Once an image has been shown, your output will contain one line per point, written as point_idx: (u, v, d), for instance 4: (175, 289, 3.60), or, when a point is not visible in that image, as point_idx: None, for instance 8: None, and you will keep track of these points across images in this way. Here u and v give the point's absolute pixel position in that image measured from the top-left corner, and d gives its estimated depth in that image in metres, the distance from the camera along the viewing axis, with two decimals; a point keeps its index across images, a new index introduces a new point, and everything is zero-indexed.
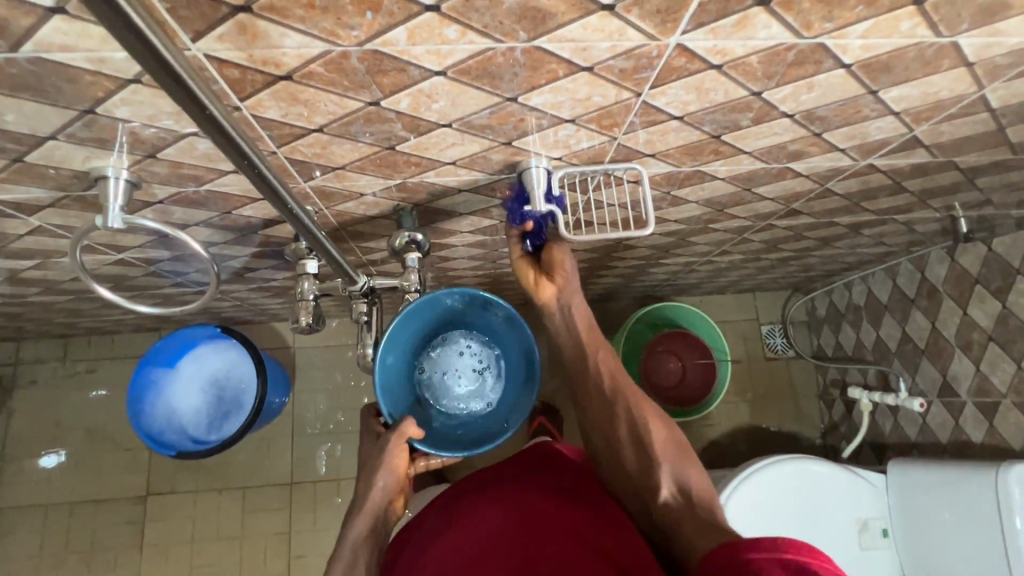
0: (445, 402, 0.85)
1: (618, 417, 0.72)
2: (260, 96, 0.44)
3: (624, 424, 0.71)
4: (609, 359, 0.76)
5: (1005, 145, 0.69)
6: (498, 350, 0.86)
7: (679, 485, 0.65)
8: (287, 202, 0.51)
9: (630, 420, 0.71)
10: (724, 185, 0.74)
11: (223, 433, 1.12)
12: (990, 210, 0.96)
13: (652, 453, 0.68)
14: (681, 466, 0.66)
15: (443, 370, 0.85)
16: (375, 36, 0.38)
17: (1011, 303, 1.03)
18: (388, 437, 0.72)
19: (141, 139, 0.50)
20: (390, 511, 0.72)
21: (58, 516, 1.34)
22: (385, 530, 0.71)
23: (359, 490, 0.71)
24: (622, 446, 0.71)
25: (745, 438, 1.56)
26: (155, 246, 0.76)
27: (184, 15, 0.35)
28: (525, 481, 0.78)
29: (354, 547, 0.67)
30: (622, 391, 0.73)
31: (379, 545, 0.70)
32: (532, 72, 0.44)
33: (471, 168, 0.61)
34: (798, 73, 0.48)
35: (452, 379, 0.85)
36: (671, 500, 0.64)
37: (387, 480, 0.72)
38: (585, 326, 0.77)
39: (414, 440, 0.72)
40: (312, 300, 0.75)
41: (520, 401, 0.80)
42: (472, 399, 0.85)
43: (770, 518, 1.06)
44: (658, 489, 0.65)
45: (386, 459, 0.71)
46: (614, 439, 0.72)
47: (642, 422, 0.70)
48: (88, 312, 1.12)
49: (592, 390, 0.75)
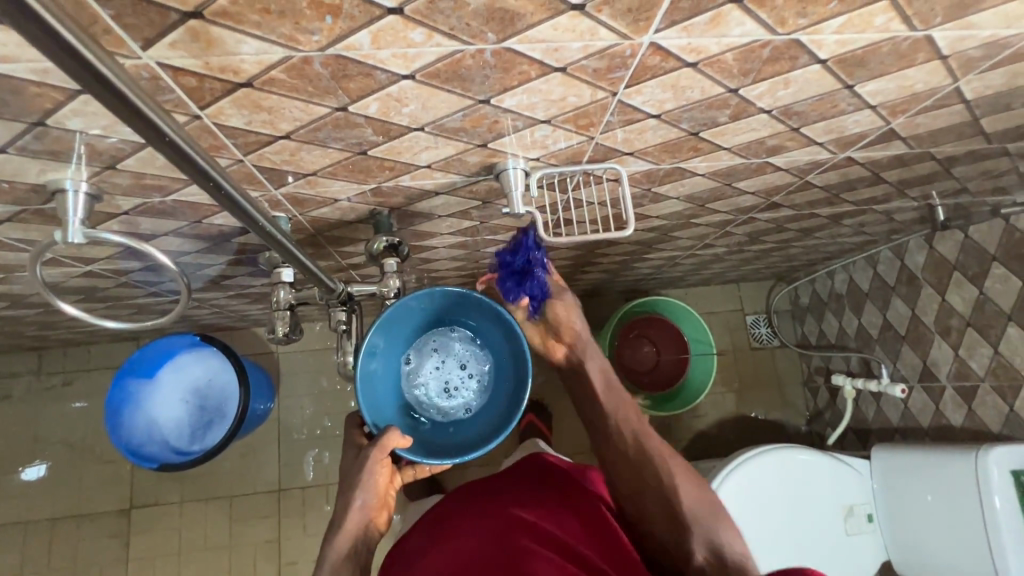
0: (433, 409, 0.83)
1: (647, 481, 0.72)
2: (220, 104, 0.42)
3: (651, 473, 0.72)
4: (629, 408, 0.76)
5: (980, 135, 0.70)
6: (489, 350, 0.83)
7: (711, 549, 0.67)
8: (251, 214, 0.50)
9: (658, 471, 0.72)
10: (704, 180, 0.74)
11: (206, 444, 1.09)
12: (966, 198, 0.97)
13: (685, 519, 0.69)
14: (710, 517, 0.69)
15: (433, 373, 0.84)
16: (337, 41, 0.37)
17: (988, 288, 1.04)
18: (370, 452, 0.70)
19: (98, 150, 0.48)
20: (371, 527, 0.73)
21: (40, 532, 1.31)
22: (366, 546, 0.73)
23: (340, 506, 0.73)
24: (652, 510, 0.71)
25: (733, 427, 1.57)
26: (124, 257, 0.73)
27: (131, 22, 0.33)
28: (519, 497, 0.78)
29: (335, 566, 0.69)
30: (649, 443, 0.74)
31: (361, 562, 0.71)
32: (504, 74, 0.43)
33: (447, 170, 0.60)
34: (774, 70, 0.47)
35: (443, 381, 0.84)
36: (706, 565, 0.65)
37: (366, 496, 0.73)
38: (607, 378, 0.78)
39: (398, 450, 0.70)
40: (289, 309, 0.74)
41: (510, 405, 0.77)
42: (465, 402, 0.84)
43: (761, 514, 1.06)
44: (692, 555, 0.67)
45: (364, 476, 0.71)
46: (641, 488, 0.72)
47: (671, 480, 0.71)
48: (61, 324, 1.09)
49: (619, 444, 0.75)
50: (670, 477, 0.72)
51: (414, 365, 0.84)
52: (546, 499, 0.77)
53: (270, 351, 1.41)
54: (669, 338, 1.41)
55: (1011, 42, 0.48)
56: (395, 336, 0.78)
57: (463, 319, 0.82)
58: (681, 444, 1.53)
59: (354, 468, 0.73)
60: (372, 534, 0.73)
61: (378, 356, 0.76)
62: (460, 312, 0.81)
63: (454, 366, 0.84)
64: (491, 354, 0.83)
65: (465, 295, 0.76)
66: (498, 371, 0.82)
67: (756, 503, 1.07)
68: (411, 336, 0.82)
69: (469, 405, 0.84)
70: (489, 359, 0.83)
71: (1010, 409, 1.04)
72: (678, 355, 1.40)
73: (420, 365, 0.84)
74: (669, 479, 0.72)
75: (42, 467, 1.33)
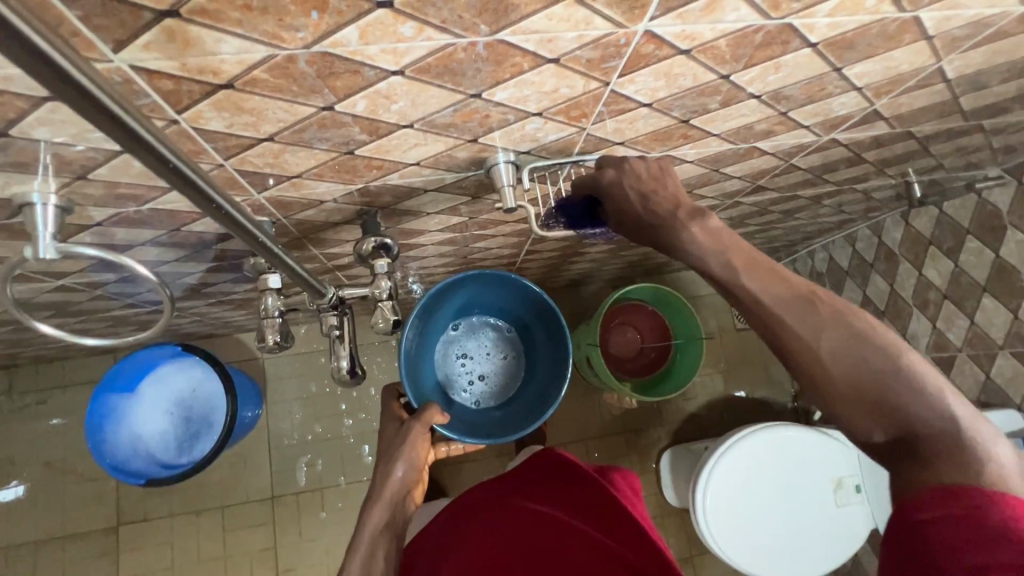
0: (460, 379, 0.93)
1: (833, 366, 0.44)
2: (199, 107, 0.40)
3: (872, 387, 0.44)
4: (790, 288, 0.46)
5: (959, 113, 0.71)
6: (530, 345, 0.94)
7: (921, 437, 0.43)
8: (252, 232, 0.50)
9: (889, 383, 0.43)
10: (692, 167, 0.74)
11: (195, 456, 1.06)
12: (941, 173, 1.00)
13: (893, 413, 0.43)
14: (993, 437, 0.43)
15: (473, 350, 0.94)
16: (323, 38, 0.35)
17: (962, 261, 1.07)
18: (413, 426, 0.74)
19: (68, 160, 0.45)
20: (407, 501, 0.74)
21: (22, 556, 1.26)
22: (402, 520, 0.73)
23: (379, 477, 0.73)
24: (841, 409, 0.45)
25: (723, 408, 1.59)
26: (98, 269, 0.70)
27: (101, 23, 0.31)
28: (540, 493, 0.82)
29: (372, 536, 0.68)
30: (855, 332, 0.44)
31: (396, 533, 0.71)
32: (495, 67, 0.42)
33: (436, 167, 0.58)
34: (765, 55, 0.47)
35: (480, 361, 0.94)
36: (897, 446, 0.44)
37: (405, 470, 0.74)
38: (744, 261, 0.47)
39: (437, 425, 0.76)
40: (278, 316, 0.71)
41: (535, 402, 0.88)
42: (493, 388, 0.94)
43: (749, 484, 1.13)
44: (874, 434, 0.45)
45: (406, 449, 0.73)
46: (850, 417, 0.45)
47: (876, 359, 0.44)
48: (30, 340, 1.04)
49: (815, 361, 0.45)
50: (916, 389, 0.43)
51: (457, 336, 0.94)
52: (570, 496, 0.80)
53: (255, 357, 1.38)
54: (656, 324, 1.44)
55: (992, 21, 0.48)
56: (447, 307, 0.87)
57: (516, 315, 0.92)
58: (672, 426, 1.56)
59: (395, 441, 0.75)
60: (409, 507, 0.74)
61: (435, 319, 0.86)
62: (518, 311, 0.91)
63: (490, 349, 0.95)
64: (534, 357, 0.94)
65: (526, 291, 0.86)
66: (533, 369, 0.93)
67: (749, 479, 1.13)
68: (469, 312, 0.93)
69: (494, 395, 0.94)
70: (528, 359, 0.95)
71: (986, 376, 1.09)
72: (662, 341, 1.42)
73: (462, 336, 0.94)
74: (916, 391, 0.43)
75: (19, 488, 1.28)
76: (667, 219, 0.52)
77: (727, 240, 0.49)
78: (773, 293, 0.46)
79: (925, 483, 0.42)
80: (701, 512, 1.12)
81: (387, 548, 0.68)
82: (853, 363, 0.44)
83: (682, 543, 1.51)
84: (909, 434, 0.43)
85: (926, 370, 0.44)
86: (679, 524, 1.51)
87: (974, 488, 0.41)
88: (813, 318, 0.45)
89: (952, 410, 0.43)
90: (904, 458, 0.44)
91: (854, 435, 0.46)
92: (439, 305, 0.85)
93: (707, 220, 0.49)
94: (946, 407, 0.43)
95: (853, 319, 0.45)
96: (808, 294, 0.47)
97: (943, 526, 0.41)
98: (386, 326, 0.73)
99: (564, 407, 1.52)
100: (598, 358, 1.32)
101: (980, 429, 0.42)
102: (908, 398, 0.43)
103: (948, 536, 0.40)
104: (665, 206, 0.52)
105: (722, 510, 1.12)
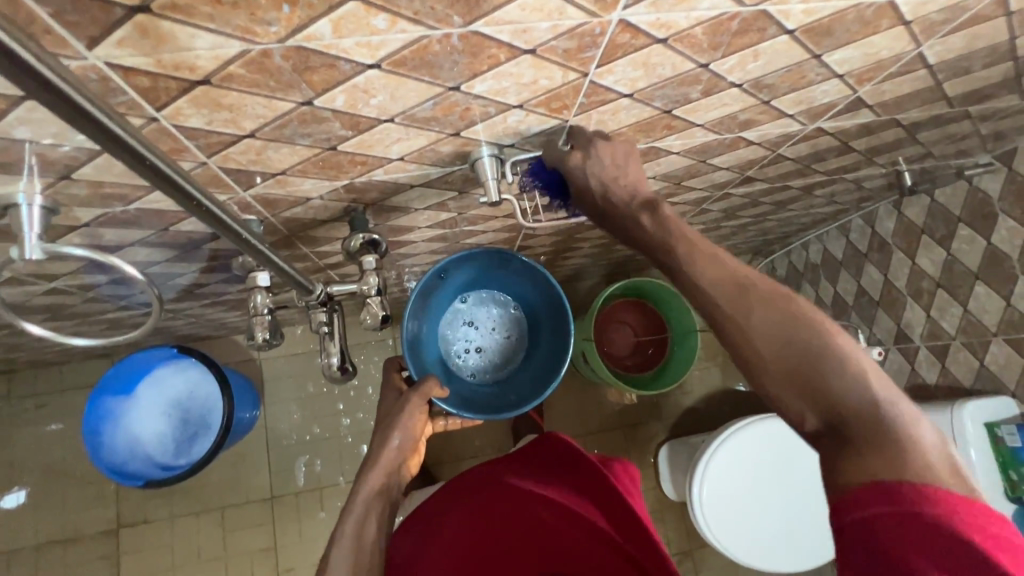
0: (460, 350, 0.93)
1: (760, 348, 0.46)
2: (177, 104, 0.40)
3: (800, 367, 0.45)
4: (724, 270, 0.49)
5: (944, 99, 0.71)
6: (534, 331, 0.94)
7: (843, 420, 0.44)
8: (240, 232, 0.51)
9: (813, 366, 0.45)
10: (679, 159, 0.74)
11: (192, 457, 1.06)
12: (931, 161, 1.00)
13: (820, 394, 0.44)
14: (915, 420, 0.44)
15: (480, 321, 0.94)
16: (296, 32, 0.35)
17: (955, 249, 1.07)
18: (411, 398, 0.74)
19: (50, 160, 0.45)
20: (403, 469, 0.73)
21: (23, 560, 1.27)
22: (396, 488, 0.72)
23: (375, 446, 0.72)
24: (773, 391, 0.46)
25: (720, 401, 1.59)
26: (89, 271, 0.70)
27: (73, 20, 0.31)
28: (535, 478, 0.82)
29: (367, 501, 0.67)
30: (784, 313, 0.47)
31: (390, 501, 0.70)
32: (472, 59, 0.42)
33: (421, 162, 0.58)
34: (742, 42, 0.47)
35: (484, 335, 0.94)
36: (823, 430, 0.45)
37: (403, 439, 0.73)
38: (687, 248, 0.50)
39: (436, 398, 0.76)
40: (268, 313, 0.71)
41: (529, 388, 0.89)
42: (490, 363, 0.94)
43: (745, 473, 1.13)
44: (802, 418, 0.46)
45: (404, 418, 0.73)
46: (781, 402, 0.46)
47: (803, 338, 0.46)
48: (27, 344, 1.05)
49: (746, 340, 0.47)
50: (840, 368, 0.44)
51: (466, 307, 0.93)
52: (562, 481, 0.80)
53: (252, 358, 1.38)
54: (648, 320, 1.45)
55: (969, 5, 0.49)
56: (459, 277, 0.87)
57: (526, 296, 0.92)
58: (670, 420, 1.56)
59: (393, 410, 0.75)
60: (403, 476, 0.73)
61: (444, 286, 0.86)
62: (530, 293, 0.91)
63: (495, 327, 0.95)
64: (536, 342, 0.94)
65: (540, 277, 0.86)
66: (531, 355, 0.93)
67: (745, 469, 1.13)
68: (480, 284, 0.92)
69: (488, 372, 0.94)
70: (529, 344, 0.95)
71: (980, 363, 1.08)
72: (657, 337, 1.43)
73: (470, 308, 0.94)
74: (842, 373, 0.44)
75: (20, 493, 1.29)
76: (656, 205, 0.53)
77: (672, 227, 0.52)
78: (706, 274, 0.49)
79: (855, 474, 0.43)
80: (698, 503, 1.13)
81: (381, 513, 0.68)
82: (781, 343, 0.46)
83: (682, 536, 1.51)
84: (831, 415, 0.44)
85: (856, 352, 0.46)
86: (678, 517, 1.52)
87: (907, 482, 0.41)
88: (744, 300, 0.48)
89: (873, 390, 0.44)
90: (832, 441, 0.44)
91: (788, 419, 0.47)
92: (452, 271, 0.84)
93: (659, 211, 0.53)
94: (868, 384, 0.44)
95: (782, 301, 0.47)
96: (744, 279, 0.49)
97: (879, 523, 0.41)
98: (374, 322, 0.75)
99: (561, 402, 1.52)
100: (594, 352, 1.31)
101: (900, 409, 0.43)
102: (838, 381, 0.44)
103: (885, 534, 0.41)
104: (631, 199, 0.55)
105: (718, 500, 1.12)
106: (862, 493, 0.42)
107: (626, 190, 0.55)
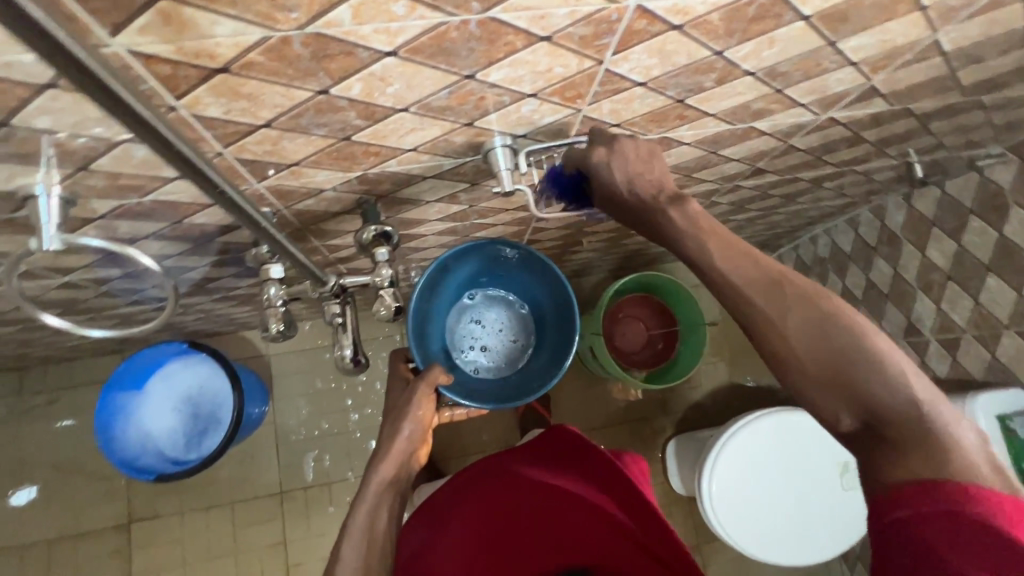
0: (466, 346, 0.94)
1: (796, 351, 0.47)
2: (196, 93, 0.40)
3: (840, 369, 0.46)
4: (759, 270, 0.48)
5: (958, 88, 0.70)
6: (540, 329, 0.94)
7: (880, 419, 0.45)
8: (257, 220, 0.51)
9: (852, 368, 0.45)
10: (690, 150, 0.74)
11: (203, 451, 1.08)
12: (942, 153, 0.99)
13: (858, 397, 0.45)
14: (953, 417, 0.45)
15: (488, 320, 0.95)
16: (316, 18, 0.35)
17: (966, 242, 1.07)
18: (417, 386, 0.75)
19: (69, 150, 0.45)
20: (413, 459, 0.74)
21: (36, 555, 1.28)
22: (407, 478, 0.73)
23: (385, 436, 0.73)
24: (810, 393, 0.47)
25: (727, 395, 1.59)
26: (103, 264, 0.71)
27: (98, 6, 0.31)
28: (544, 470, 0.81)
29: (378, 493, 0.67)
30: (820, 315, 0.47)
31: (401, 492, 0.71)
32: (489, 46, 0.42)
33: (434, 153, 0.58)
34: (759, 29, 0.47)
35: (490, 333, 0.95)
36: (859, 429, 0.46)
37: (412, 429, 0.74)
38: (717, 245, 0.50)
39: (441, 386, 0.77)
40: (281, 305, 0.71)
41: (532, 381, 0.88)
42: (492, 362, 0.95)
43: (753, 468, 1.13)
44: (838, 418, 0.47)
45: (412, 408, 0.74)
46: (817, 403, 0.47)
47: (844, 341, 0.46)
48: (40, 340, 1.05)
49: (785, 345, 0.47)
50: (879, 370, 0.45)
51: (473, 304, 0.95)
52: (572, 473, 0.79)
53: (260, 354, 1.39)
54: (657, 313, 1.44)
55: None
56: (466, 271, 0.88)
57: (534, 297, 0.93)
58: (678, 415, 1.56)
59: (401, 401, 0.76)
60: (413, 465, 0.73)
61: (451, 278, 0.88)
62: (536, 291, 0.92)
63: (502, 325, 0.96)
64: (540, 344, 0.94)
65: (547, 272, 0.87)
66: (536, 353, 0.93)
67: (754, 463, 1.13)
68: (490, 283, 0.94)
69: (493, 369, 0.94)
70: (535, 343, 0.95)
71: (991, 356, 1.08)
72: (666, 330, 1.42)
73: (478, 305, 0.95)
74: (880, 374, 0.45)
75: (32, 489, 1.30)
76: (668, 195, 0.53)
77: (703, 224, 0.51)
78: (744, 276, 0.48)
79: (896, 474, 0.45)
80: (707, 498, 1.13)
81: (392, 505, 0.68)
82: (817, 345, 0.46)
83: (690, 531, 1.51)
84: (875, 416, 0.45)
85: (893, 352, 0.46)
86: (686, 512, 1.52)
87: (946, 480, 0.43)
88: (782, 301, 0.48)
89: (913, 390, 0.45)
90: (872, 440, 0.46)
91: (824, 419, 0.48)
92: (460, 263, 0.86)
93: (678, 203, 0.52)
94: (909, 385, 0.45)
95: (820, 301, 0.47)
96: (779, 277, 0.48)
97: (917, 521, 0.44)
98: (387, 313, 0.75)
99: (568, 398, 1.52)
100: (602, 347, 1.32)
101: (941, 409, 0.44)
102: (876, 384, 0.45)
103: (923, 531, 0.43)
104: (651, 190, 0.54)
105: (727, 495, 1.12)
106: (903, 494, 0.44)
107: (640, 180, 0.55)
